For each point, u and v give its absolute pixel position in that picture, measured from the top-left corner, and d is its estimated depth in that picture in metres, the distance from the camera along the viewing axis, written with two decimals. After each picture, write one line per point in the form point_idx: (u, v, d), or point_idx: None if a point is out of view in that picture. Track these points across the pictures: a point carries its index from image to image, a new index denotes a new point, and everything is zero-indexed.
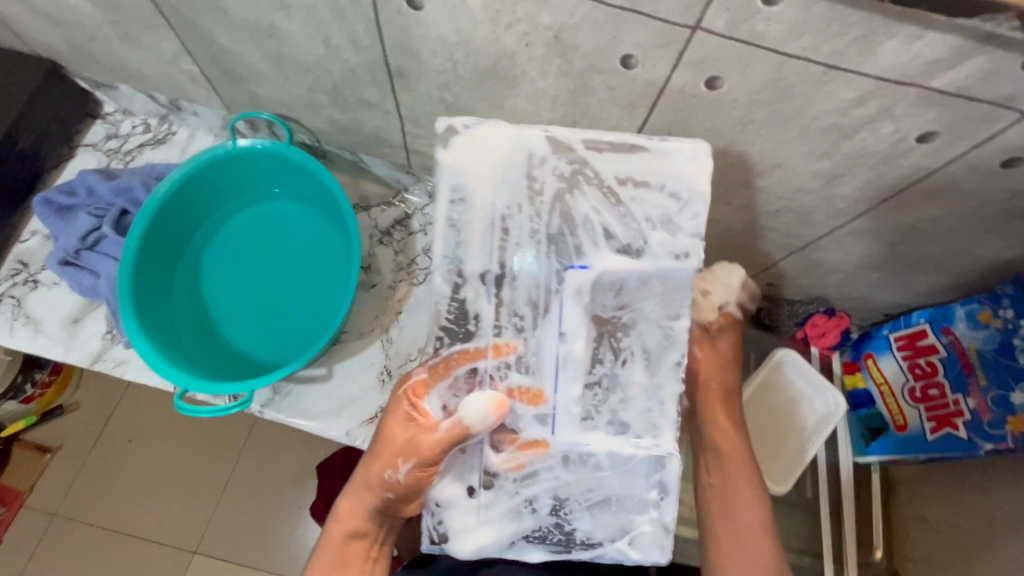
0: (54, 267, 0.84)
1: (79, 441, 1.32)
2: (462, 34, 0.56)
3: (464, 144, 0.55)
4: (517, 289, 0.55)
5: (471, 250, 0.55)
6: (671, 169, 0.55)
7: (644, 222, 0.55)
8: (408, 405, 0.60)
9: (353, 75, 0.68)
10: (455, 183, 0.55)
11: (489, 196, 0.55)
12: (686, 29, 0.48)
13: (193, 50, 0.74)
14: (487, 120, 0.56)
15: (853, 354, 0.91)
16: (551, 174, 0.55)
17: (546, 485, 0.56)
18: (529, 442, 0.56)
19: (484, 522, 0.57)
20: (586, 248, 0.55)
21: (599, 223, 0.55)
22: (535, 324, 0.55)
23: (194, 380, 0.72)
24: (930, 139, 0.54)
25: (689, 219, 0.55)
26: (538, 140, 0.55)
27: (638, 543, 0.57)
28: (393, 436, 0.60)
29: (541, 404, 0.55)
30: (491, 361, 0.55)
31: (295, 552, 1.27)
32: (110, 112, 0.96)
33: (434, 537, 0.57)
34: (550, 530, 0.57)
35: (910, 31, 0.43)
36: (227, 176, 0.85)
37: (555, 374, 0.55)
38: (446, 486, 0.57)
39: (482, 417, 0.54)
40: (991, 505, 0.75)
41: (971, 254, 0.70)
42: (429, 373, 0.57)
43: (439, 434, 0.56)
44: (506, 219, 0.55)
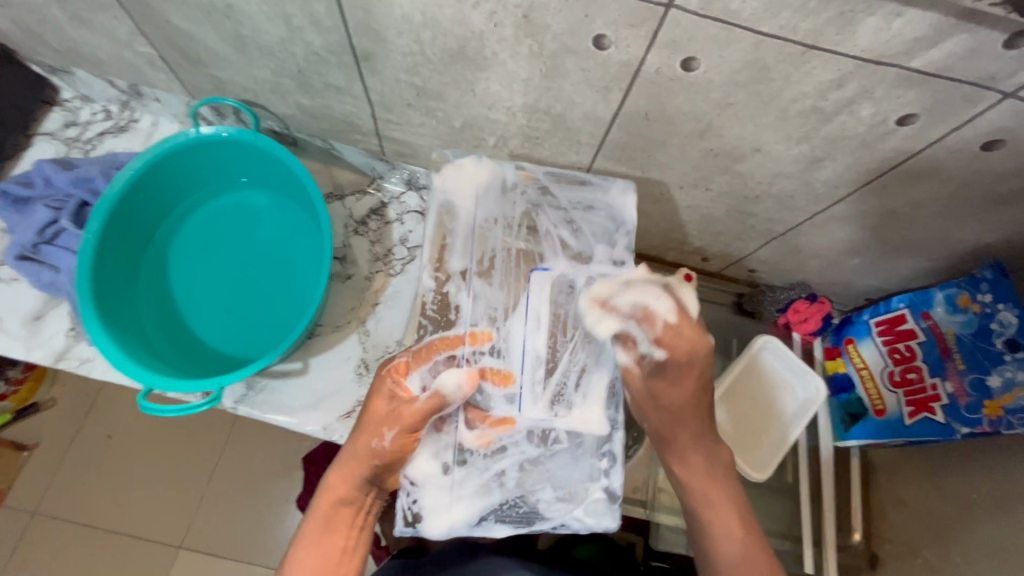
0: (12, 262, 0.80)
1: (54, 438, 1.29)
2: (427, 14, 0.54)
3: (452, 171, 0.69)
4: (492, 282, 0.65)
5: (456, 252, 0.66)
6: (609, 200, 0.69)
7: (592, 239, 0.67)
8: (391, 382, 0.61)
9: (317, 58, 0.65)
10: (445, 201, 0.68)
11: (471, 211, 0.68)
12: (660, 7, 0.46)
13: (148, 32, 0.70)
14: (472, 156, 0.69)
15: (834, 339, 0.92)
16: (522, 197, 0.69)
17: (512, 458, 0.62)
18: (499, 418, 0.62)
19: (456, 500, 0.61)
20: (546, 254, 0.66)
21: (557, 236, 0.67)
22: (506, 316, 0.64)
23: (158, 377, 0.70)
24: (910, 122, 0.53)
25: (626, 238, 0.68)
26: (511, 175, 0.70)
27: (594, 510, 0.62)
28: (376, 411, 0.60)
29: (509, 384, 0.63)
30: (468, 347, 0.63)
31: (280, 544, 1.26)
32: (68, 99, 0.92)
33: (409, 518, 0.60)
34: (515, 504, 0.61)
35: (890, 9, 0.42)
36: (191, 165, 0.81)
37: (520, 357, 0.63)
38: (421, 462, 0.61)
39: (460, 385, 0.60)
40: (968, 488, 0.74)
41: (952, 238, 0.70)
42: (412, 356, 0.62)
43: (420, 403, 0.59)
44: (484, 229, 0.67)
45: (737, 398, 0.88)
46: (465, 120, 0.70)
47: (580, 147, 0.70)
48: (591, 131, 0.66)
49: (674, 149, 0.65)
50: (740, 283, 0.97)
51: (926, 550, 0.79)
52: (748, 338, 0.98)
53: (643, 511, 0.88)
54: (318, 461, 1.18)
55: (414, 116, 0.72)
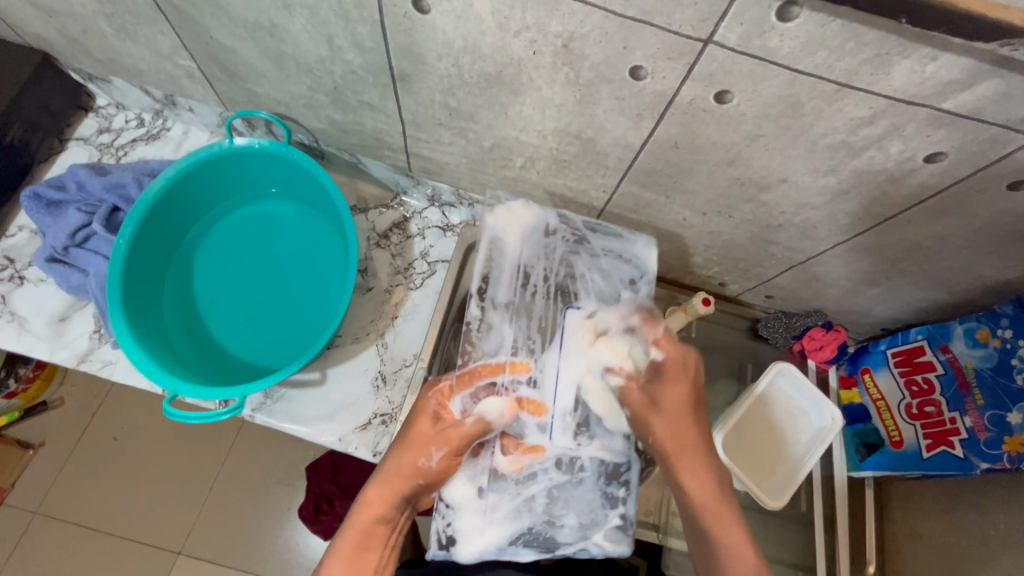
0: (41, 264, 0.82)
1: (62, 438, 1.30)
2: (468, 40, 0.55)
3: (503, 212, 0.72)
4: (533, 318, 0.68)
5: (500, 285, 0.69)
6: (635, 249, 0.73)
7: (619, 284, 0.71)
8: (435, 402, 0.63)
9: (355, 77, 0.67)
10: (495, 237, 0.71)
11: (518, 249, 0.71)
12: (698, 43, 0.48)
13: (191, 46, 0.72)
14: (521, 200, 0.73)
15: (850, 368, 0.92)
16: (562, 241, 0.72)
17: (541, 485, 0.64)
18: (531, 446, 0.64)
19: (489, 523, 0.62)
20: (580, 294, 0.70)
21: (590, 279, 0.71)
22: (543, 348, 0.67)
23: (183, 384, 0.70)
24: (938, 159, 0.54)
25: (648, 285, 0.72)
26: (555, 221, 0.73)
27: (611, 538, 0.63)
28: (422, 430, 0.62)
29: (542, 414, 0.65)
30: (508, 374, 0.66)
31: (279, 553, 1.25)
32: (103, 106, 0.94)
33: (443, 541, 0.62)
34: (542, 530, 0.63)
35: (925, 52, 0.43)
36: (223, 175, 0.83)
37: (554, 387, 0.66)
38: (458, 486, 0.63)
39: (501, 413, 0.63)
40: (986, 523, 0.73)
41: (973, 273, 0.70)
42: (457, 380, 0.65)
43: (467, 427, 0.61)
44: (528, 266, 0.70)
45: (750, 426, 0.88)
46: (495, 141, 0.72)
47: (607, 171, 0.71)
48: (619, 156, 0.67)
49: (701, 176, 0.66)
50: (756, 308, 0.98)
51: None
52: (763, 365, 0.97)
53: (655, 536, 0.85)
54: (322, 471, 1.18)
55: (444, 135, 0.74)
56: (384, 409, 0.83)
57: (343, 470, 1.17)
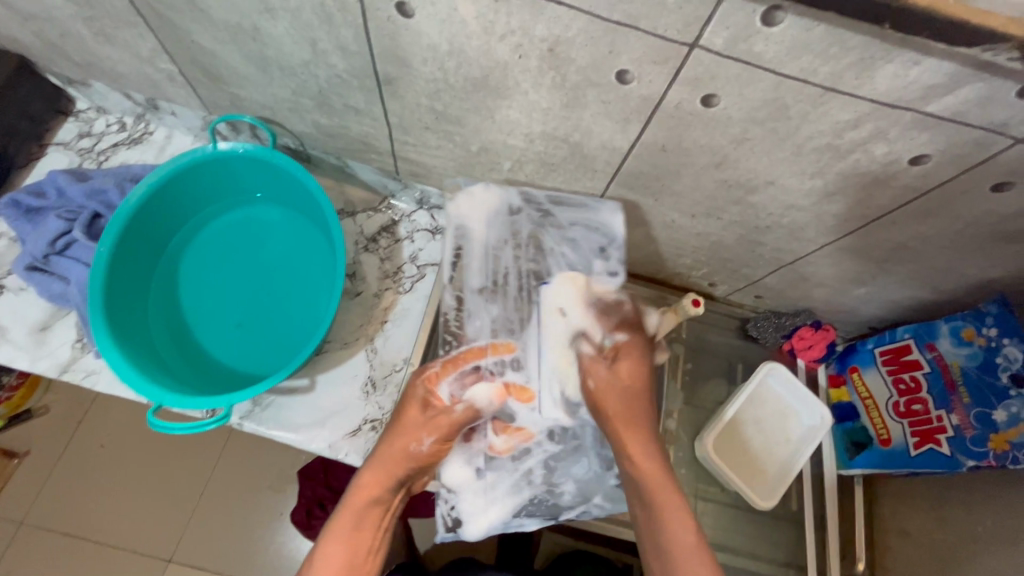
0: (21, 272, 0.80)
1: (48, 446, 1.28)
2: (453, 44, 0.55)
3: (465, 198, 0.76)
4: (508, 298, 0.73)
5: (472, 271, 0.74)
6: (599, 218, 0.74)
7: (588, 254, 0.75)
8: (423, 389, 0.67)
9: (339, 81, 0.66)
10: (461, 226, 0.76)
11: (485, 234, 0.76)
12: (685, 47, 0.47)
13: (171, 49, 0.71)
14: (481, 183, 0.77)
15: (839, 367, 0.92)
16: (527, 220, 0.76)
17: (537, 457, 0.69)
18: (519, 426, 0.70)
19: (492, 502, 0.68)
20: (551, 270, 0.75)
21: (559, 254, 0.76)
22: (522, 328, 0.72)
23: (169, 394, 0.69)
24: (923, 161, 0.54)
25: (618, 251, 0.75)
26: (518, 200, 0.77)
27: (611, 497, 0.69)
28: (412, 417, 0.66)
29: (528, 397, 0.69)
30: (491, 358, 0.69)
31: (271, 559, 1.24)
32: (83, 110, 0.92)
33: (450, 522, 0.67)
34: (544, 498, 0.68)
35: (908, 57, 0.43)
36: (208, 180, 0.82)
37: (539, 373, 0.69)
38: (457, 470, 0.68)
39: (490, 399, 0.68)
40: (972, 520, 0.74)
41: (958, 273, 0.71)
42: (443, 366, 0.68)
43: (457, 413, 0.66)
44: (497, 250, 0.75)
45: (739, 421, 0.89)
46: (482, 144, 0.71)
47: (595, 174, 0.70)
48: (607, 159, 0.67)
49: (689, 179, 0.66)
50: (745, 307, 0.98)
51: None
52: (753, 364, 0.98)
53: None
54: (314, 475, 1.17)
55: (430, 138, 0.73)
56: (374, 414, 0.82)
57: (335, 474, 1.16)
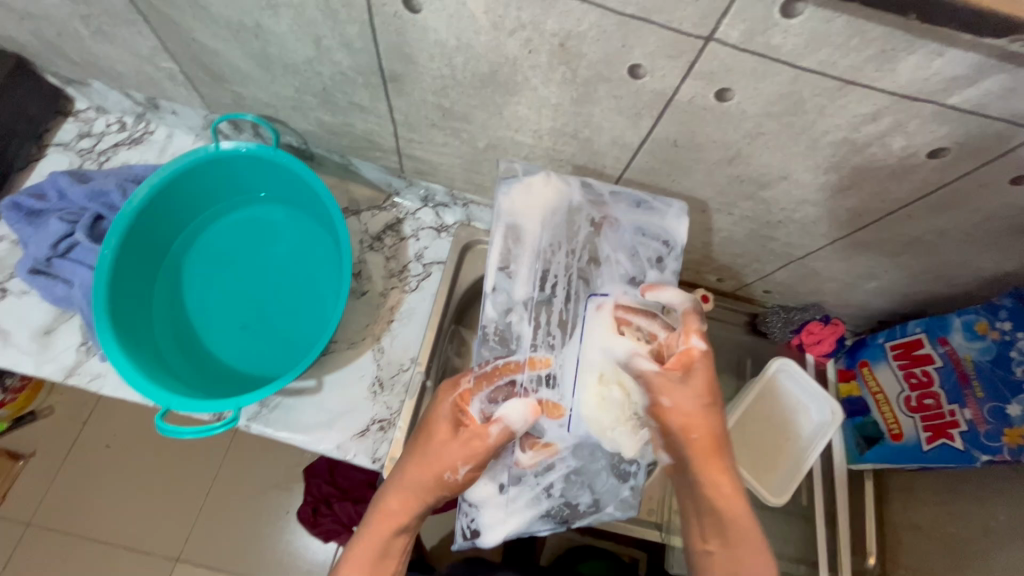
0: (24, 275, 0.79)
1: (53, 448, 1.27)
2: (461, 39, 0.53)
3: (519, 190, 0.66)
4: (552, 313, 0.64)
5: (520, 278, 0.64)
6: (662, 225, 0.67)
7: (644, 263, 0.66)
8: (454, 408, 0.61)
9: (344, 78, 0.65)
10: (511, 223, 0.66)
11: (538, 235, 0.66)
12: (700, 40, 0.46)
13: (172, 47, 0.69)
14: (542, 174, 0.67)
15: (848, 362, 0.93)
16: (584, 222, 0.67)
17: (559, 472, 0.62)
18: (546, 442, 0.62)
19: (512, 514, 0.62)
20: (605, 279, 0.66)
21: (615, 262, 0.66)
22: (564, 341, 0.64)
23: (176, 398, 0.69)
24: (941, 155, 0.53)
25: (675, 262, 0.66)
26: (577, 196, 0.68)
27: (624, 506, 0.63)
28: (444, 442, 0.59)
29: (559, 413, 0.62)
30: (526, 373, 0.62)
31: (279, 557, 1.24)
32: (82, 109, 0.91)
33: (468, 534, 0.61)
34: (562, 511, 0.62)
35: (931, 48, 0.42)
36: (211, 180, 0.81)
37: (573, 385, 0.62)
38: (477, 484, 0.62)
39: (524, 419, 0.59)
40: (986, 514, 0.74)
41: (972, 266, 0.70)
42: (476, 381, 0.62)
43: (490, 437, 0.58)
44: (549, 254, 0.66)
45: (754, 420, 0.89)
46: (489, 141, 0.70)
47: (604, 170, 0.70)
48: (617, 155, 0.66)
49: (700, 174, 0.65)
50: (753, 303, 0.97)
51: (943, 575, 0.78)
52: (762, 359, 0.98)
53: (659, 535, 0.84)
54: (320, 472, 1.18)
55: (437, 135, 0.72)
56: (382, 415, 0.82)
57: (342, 472, 1.16)
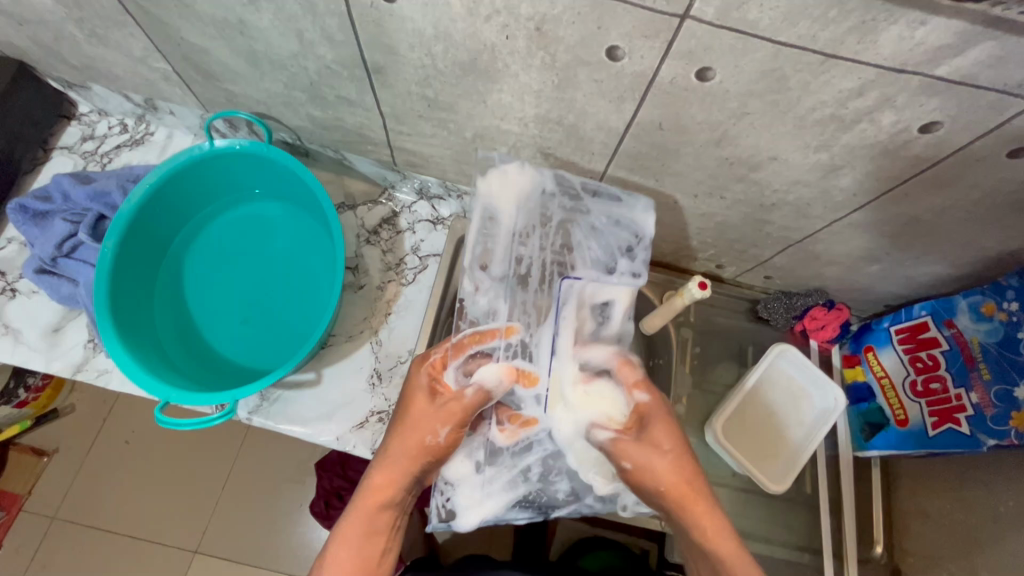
0: (30, 275, 0.81)
1: (74, 444, 1.31)
2: (438, 28, 0.53)
3: (496, 178, 0.67)
4: (528, 295, 0.67)
5: (495, 259, 0.67)
6: (633, 215, 0.68)
7: (615, 250, 0.68)
8: (428, 377, 0.65)
9: (329, 72, 0.66)
10: (488, 207, 0.67)
11: (513, 217, 0.67)
12: (675, 19, 0.45)
13: (162, 47, 0.71)
14: (516, 162, 0.68)
15: (853, 347, 0.90)
16: (560, 208, 0.69)
17: (537, 455, 0.66)
18: (525, 419, 0.66)
19: (487, 495, 0.65)
20: (578, 265, 0.67)
21: (589, 249, 0.68)
22: (539, 321, 0.66)
23: (176, 391, 0.70)
24: (933, 130, 0.52)
25: (645, 252, 0.68)
26: (551, 183, 0.69)
27: (603, 498, 0.67)
28: (421, 409, 0.64)
29: (536, 385, 0.65)
30: (502, 340, 0.65)
31: (292, 550, 1.26)
32: (85, 113, 0.93)
33: (443, 514, 0.65)
34: (538, 495, 0.66)
35: (913, 17, 0.41)
36: (206, 179, 0.82)
37: (549, 360, 0.66)
38: (457, 464, 0.65)
39: (499, 380, 0.63)
40: (994, 500, 0.72)
41: (976, 245, 0.68)
42: (450, 350, 0.65)
43: (467, 398, 0.63)
44: (524, 236, 0.67)
45: (748, 397, 0.87)
46: (476, 131, 0.70)
47: (593, 157, 0.69)
48: (603, 141, 0.65)
49: (689, 158, 0.64)
50: (755, 289, 0.95)
51: (951, 563, 0.76)
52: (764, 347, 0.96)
53: None
54: (332, 466, 1.18)
55: (425, 127, 0.72)
56: (381, 406, 0.82)
57: (352, 465, 1.17)
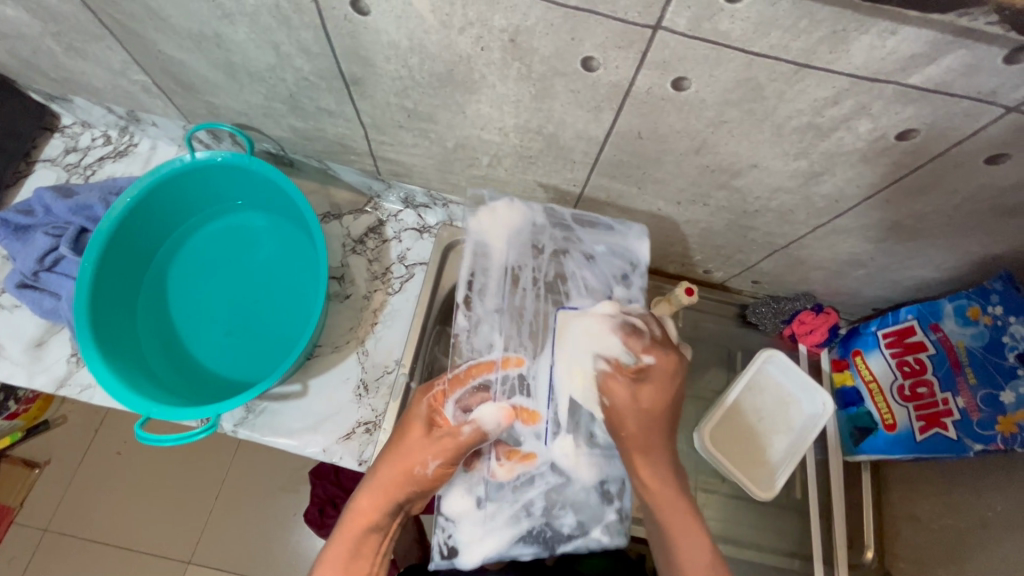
0: (12, 290, 0.81)
1: (64, 455, 1.30)
2: (413, 40, 0.53)
3: (487, 214, 0.70)
4: (524, 325, 0.67)
5: (490, 292, 0.68)
6: (626, 244, 0.72)
7: (609, 278, 0.70)
8: (429, 407, 0.62)
9: (308, 83, 0.65)
10: (480, 242, 0.69)
11: (505, 252, 0.70)
12: (647, 29, 0.45)
13: (140, 60, 0.70)
14: (504, 200, 0.71)
15: (842, 351, 0.90)
16: (551, 239, 0.71)
17: (539, 488, 0.64)
18: (524, 453, 0.64)
19: (490, 532, 0.62)
20: (572, 293, 0.69)
21: (582, 278, 0.70)
22: (536, 354, 0.66)
23: (156, 406, 0.70)
24: (911, 136, 0.51)
25: (639, 278, 0.71)
26: (541, 218, 0.72)
27: (610, 530, 0.64)
28: (414, 438, 0.60)
29: (536, 422, 0.64)
30: (500, 372, 0.65)
31: (286, 560, 1.25)
32: (68, 125, 0.93)
33: (445, 551, 0.62)
34: (542, 530, 0.63)
35: (884, 27, 0.40)
36: (188, 191, 0.82)
37: (548, 395, 0.65)
38: (457, 499, 0.63)
39: (498, 421, 0.61)
40: (983, 505, 0.71)
41: (959, 249, 0.68)
42: (450, 383, 0.63)
43: (465, 436, 0.59)
44: (518, 268, 0.69)
45: (735, 413, 0.87)
46: (457, 140, 0.69)
47: (575, 165, 0.69)
48: (584, 149, 0.65)
49: (670, 166, 0.64)
50: (743, 294, 0.95)
51: (941, 568, 0.76)
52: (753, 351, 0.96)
53: None
54: (325, 474, 1.18)
55: (406, 137, 0.72)
56: (367, 417, 0.82)
57: (346, 473, 1.17)
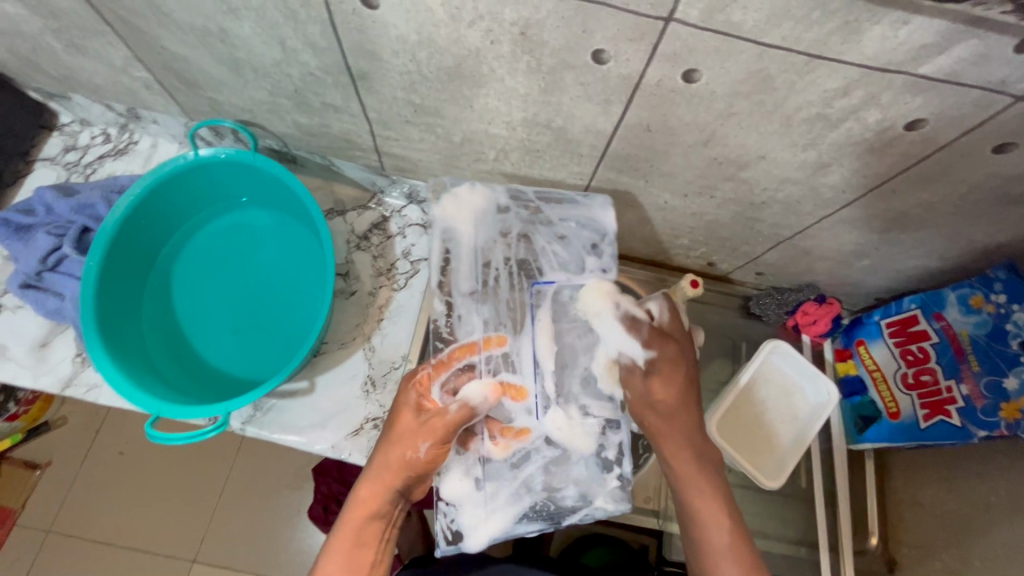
0: (15, 290, 0.80)
1: (68, 455, 1.30)
2: (423, 33, 0.53)
3: (451, 201, 0.71)
4: (501, 305, 0.69)
5: (461, 276, 0.69)
6: (592, 214, 0.71)
7: (581, 251, 0.70)
8: (415, 394, 0.63)
9: (314, 79, 0.65)
10: (447, 229, 0.70)
11: (473, 235, 0.70)
12: (660, 21, 0.45)
13: (142, 56, 0.69)
14: (467, 183, 0.71)
15: (845, 341, 0.91)
16: (517, 218, 0.71)
17: (535, 464, 0.66)
18: (518, 430, 0.66)
19: (492, 512, 0.65)
20: (545, 269, 0.70)
21: (552, 253, 0.70)
22: (516, 333, 0.68)
23: (165, 403, 0.70)
24: (919, 126, 0.52)
25: (610, 247, 0.71)
26: (506, 198, 0.72)
27: (612, 498, 0.66)
28: (405, 424, 0.62)
29: (525, 398, 0.67)
30: (482, 352, 0.67)
31: (291, 556, 1.26)
32: (67, 123, 0.92)
33: (450, 536, 0.65)
34: (543, 505, 0.66)
35: (896, 17, 0.41)
36: (192, 188, 0.81)
37: (533, 372, 0.67)
38: (454, 483, 0.65)
39: (485, 396, 0.63)
40: (986, 490, 0.72)
41: (964, 238, 0.69)
42: (434, 367, 0.65)
43: (450, 414, 0.61)
44: (487, 250, 0.70)
45: (738, 407, 0.87)
46: (464, 135, 0.69)
47: (582, 159, 0.69)
48: (592, 143, 0.65)
49: (677, 158, 0.64)
50: (747, 285, 0.95)
51: (944, 553, 0.77)
52: (757, 342, 0.96)
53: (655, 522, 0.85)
54: (328, 471, 1.16)
55: (412, 132, 0.72)
56: (375, 413, 0.82)
57: (349, 469, 1.16)
